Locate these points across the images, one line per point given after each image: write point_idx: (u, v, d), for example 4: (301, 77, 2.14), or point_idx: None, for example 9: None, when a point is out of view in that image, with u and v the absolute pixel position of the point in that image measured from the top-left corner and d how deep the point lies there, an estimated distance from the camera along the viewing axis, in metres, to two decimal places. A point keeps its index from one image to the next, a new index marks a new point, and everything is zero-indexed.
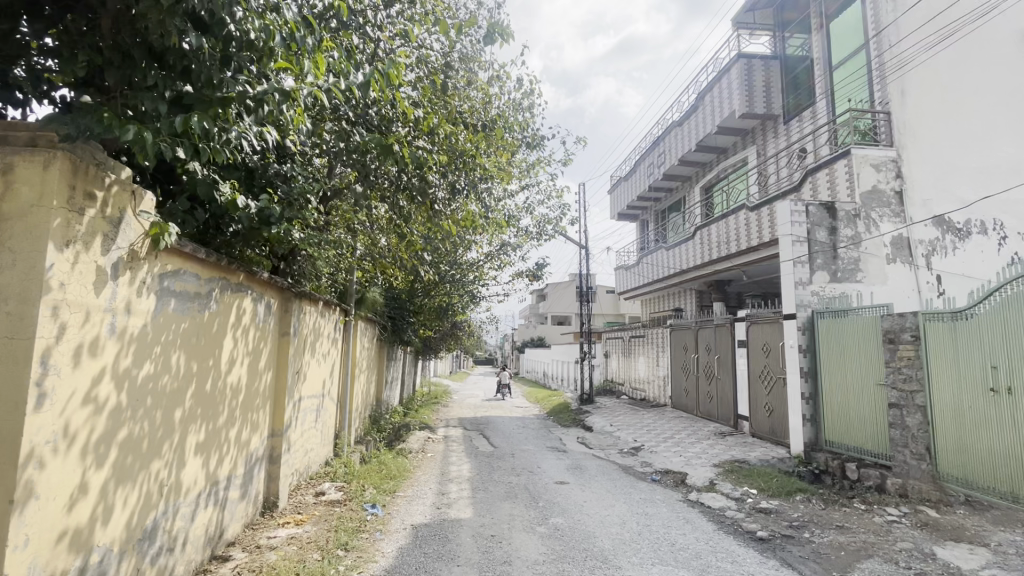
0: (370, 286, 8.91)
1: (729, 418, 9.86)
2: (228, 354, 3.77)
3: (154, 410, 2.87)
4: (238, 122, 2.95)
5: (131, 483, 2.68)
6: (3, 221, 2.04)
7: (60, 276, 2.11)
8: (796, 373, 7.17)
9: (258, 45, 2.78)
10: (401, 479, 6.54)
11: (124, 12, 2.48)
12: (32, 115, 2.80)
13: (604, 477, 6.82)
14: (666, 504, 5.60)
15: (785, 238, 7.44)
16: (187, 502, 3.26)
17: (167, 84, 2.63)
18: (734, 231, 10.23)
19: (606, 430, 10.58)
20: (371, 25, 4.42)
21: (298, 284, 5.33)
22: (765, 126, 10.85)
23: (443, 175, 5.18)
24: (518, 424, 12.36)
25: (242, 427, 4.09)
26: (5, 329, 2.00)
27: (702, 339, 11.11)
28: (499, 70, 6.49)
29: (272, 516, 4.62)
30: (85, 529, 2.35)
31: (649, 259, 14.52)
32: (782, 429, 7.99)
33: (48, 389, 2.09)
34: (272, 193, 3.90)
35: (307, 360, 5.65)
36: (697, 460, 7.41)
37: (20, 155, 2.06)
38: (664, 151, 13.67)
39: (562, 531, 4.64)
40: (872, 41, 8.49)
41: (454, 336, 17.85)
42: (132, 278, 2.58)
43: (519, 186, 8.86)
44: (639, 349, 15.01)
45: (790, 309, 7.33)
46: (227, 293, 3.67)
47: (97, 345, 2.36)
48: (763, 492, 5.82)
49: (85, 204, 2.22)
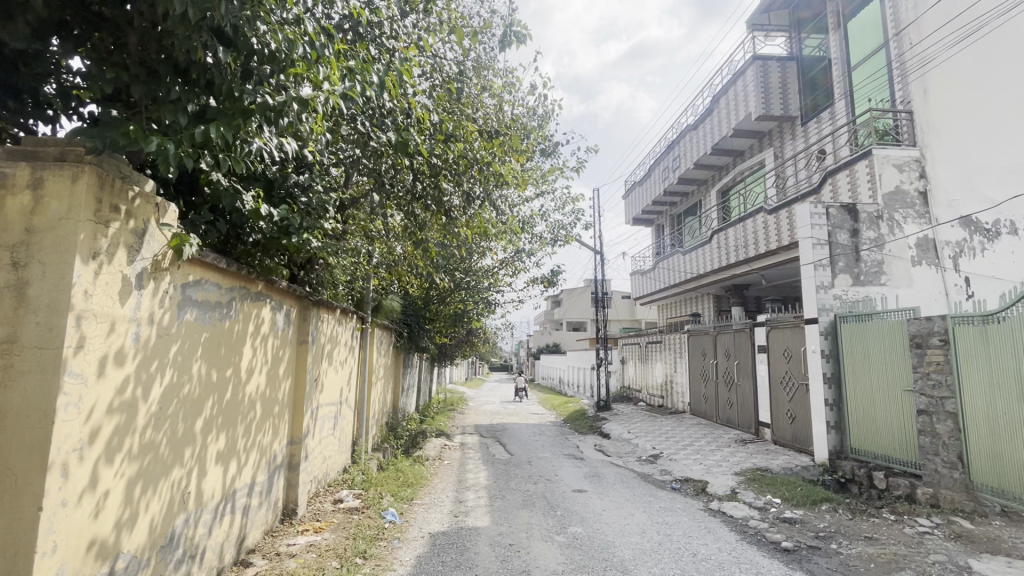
0: (386, 294, 8.98)
1: (750, 424, 9.67)
2: (248, 363, 3.81)
3: (174, 421, 2.89)
4: (258, 133, 3.03)
5: (153, 489, 2.72)
6: (32, 234, 2.09)
7: (86, 288, 2.15)
8: (819, 379, 7.00)
9: (280, 57, 2.86)
10: (418, 486, 6.53)
11: (150, 30, 2.58)
12: (61, 131, 2.89)
13: (623, 486, 6.71)
14: (687, 513, 5.49)
15: (805, 241, 7.30)
16: (208, 509, 3.30)
17: (191, 98, 2.66)
18: (753, 235, 10.08)
19: (624, 438, 10.45)
20: (388, 36, 4.49)
21: (315, 292, 5.38)
22: (782, 128, 10.71)
23: (458, 184, 5.21)
24: (535, 432, 12.28)
25: (261, 436, 4.13)
26: (36, 339, 2.05)
27: (722, 345, 10.94)
28: (512, 77, 6.52)
29: (291, 523, 4.65)
30: (110, 536, 2.38)
31: (665, 264, 14.40)
32: (804, 436, 7.79)
33: (75, 397, 2.13)
34: (292, 204, 3.93)
35: (324, 368, 5.70)
36: (718, 468, 7.27)
37: (49, 170, 2.12)
38: (679, 155, 13.57)
39: (582, 540, 4.59)
40: (891, 41, 8.34)
41: (469, 343, 17.85)
42: (155, 288, 2.63)
43: (534, 194, 8.89)
44: (656, 355, 14.84)
45: (812, 314, 7.18)
46: (246, 302, 3.72)
47: (121, 354, 2.40)
48: (788, 501, 5.67)
49: (110, 216, 2.27)
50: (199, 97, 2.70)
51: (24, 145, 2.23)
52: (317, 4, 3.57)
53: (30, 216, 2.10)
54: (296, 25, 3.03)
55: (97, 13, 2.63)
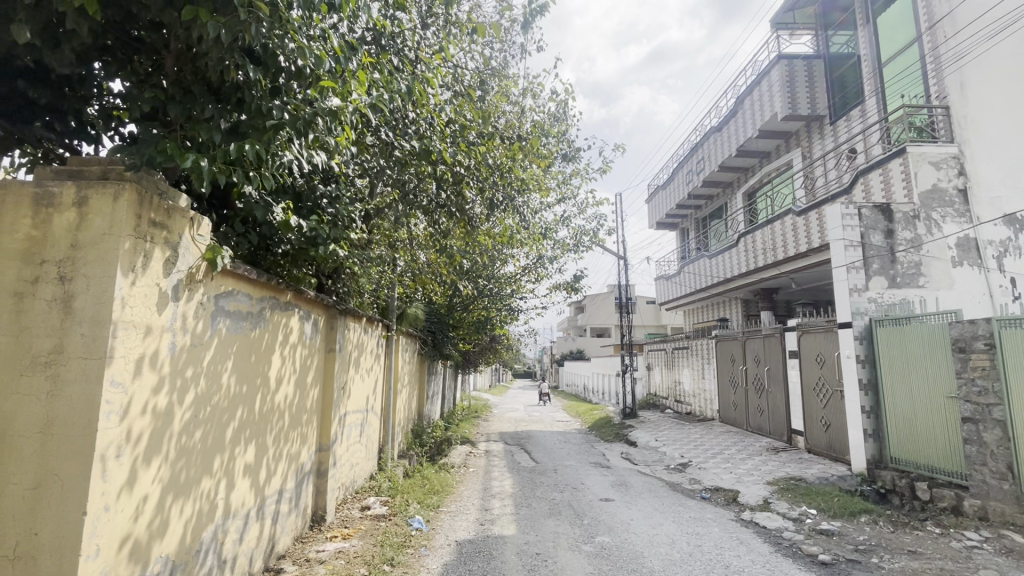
0: (411, 302, 9.10)
1: (782, 432, 9.39)
2: (277, 372, 3.90)
3: (205, 429, 2.97)
4: (289, 147, 3.11)
5: (185, 496, 2.78)
6: (77, 249, 2.19)
7: (127, 298, 2.25)
8: (854, 385, 6.77)
9: (307, 74, 2.93)
10: (444, 494, 6.54)
11: (185, 52, 2.71)
12: (104, 149, 3.09)
13: (651, 495, 6.60)
14: (718, 524, 5.36)
15: (837, 243, 7.11)
16: (237, 517, 3.36)
17: (223, 115, 2.75)
18: (781, 237, 9.85)
19: (651, 445, 10.28)
20: (410, 47, 4.58)
21: (342, 301, 5.48)
22: (810, 127, 10.46)
23: (481, 192, 5.26)
24: (561, 439, 12.17)
25: (290, 443, 4.21)
26: (81, 350, 2.15)
27: (751, 350, 10.69)
28: (533, 83, 6.53)
29: (320, 530, 4.72)
30: (144, 542, 2.45)
31: (690, 268, 14.18)
32: (840, 445, 7.52)
33: (115, 405, 2.21)
34: (320, 215, 4.00)
35: (351, 376, 5.79)
36: (750, 477, 7.08)
37: (92, 188, 2.21)
38: (703, 158, 13.39)
39: (610, 550, 4.52)
40: (925, 35, 8.06)
41: (492, 350, 17.91)
42: (190, 298, 2.72)
43: (557, 199, 8.88)
44: (683, 361, 14.58)
45: (845, 318, 6.96)
46: (276, 311, 3.82)
47: (157, 362, 2.48)
48: (824, 513, 5.48)
49: (149, 230, 2.36)
50: (231, 114, 2.81)
51: (70, 165, 2.35)
52: (342, 20, 3.67)
53: (76, 232, 2.20)
54: (323, 41, 3.11)
55: (136, 36, 2.73)
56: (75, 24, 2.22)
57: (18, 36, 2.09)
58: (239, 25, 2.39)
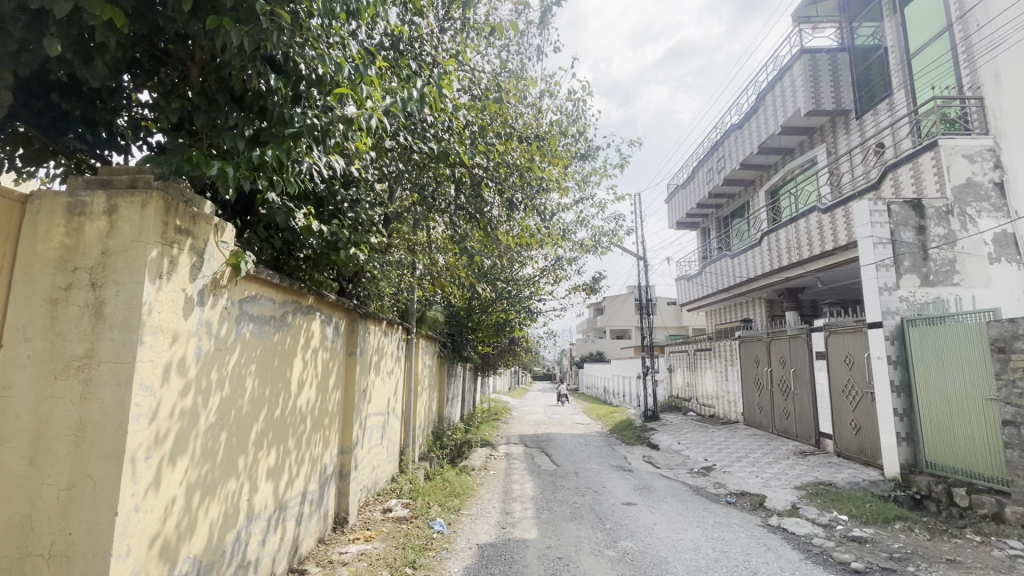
0: (430, 305, 9.15)
1: (809, 435, 9.15)
2: (299, 375, 3.94)
3: (230, 432, 3.02)
4: (309, 154, 3.13)
5: (211, 497, 2.83)
6: (107, 256, 2.24)
7: (154, 304, 2.30)
8: (886, 387, 6.56)
9: (326, 80, 2.96)
10: (465, 497, 6.54)
11: (209, 62, 2.77)
12: (132, 159, 3.20)
13: (675, 499, 6.48)
14: (744, 529, 5.24)
15: (864, 240, 6.90)
16: (261, 519, 3.41)
17: (246, 123, 2.81)
18: (806, 235, 9.62)
19: (674, 449, 10.11)
20: (427, 51, 4.62)
21: (363, 304, 5.53)
22: (836, 122, 10.21)
23: (499, 192, 5.26)
24: (582, 442, 12.07)
25: (313, 445, 4.26)
26: (111, 354, 2.20)
27: (776, 351, 10.45)
28: (550, 82, 6.50)
29: (343, 532, 4.76)
30: (173, 541, 2.51)
31: (712, 268, 13.95)
32: (871, 448, 7.29)
33: (143, 408, 2.25)
34: (341, 220, 4.03)
35: (372, 379, 5.84)
36: (777, 481, 6.90)
37: (122, 198, 2.27)
38: (724, 156, 13.17)
39: (633, 555, 4.45)
40: (956, 24, 7.78)
41: (512, 353, 17.91)
42: (214, 303, 2.78)
43: (575, 199, 8.82)
44: (705, 362, 14.33)
45: (875, 317, 6.75)
46: (298, 315, 3.88)
47: (184, 366, 2.54)
48: (856, 519, 5.30)
49: (175, 237, 2.42)
50: (254, 122, 2.84)
51: (100, 174, 2.42)
52: (361, 27, 3.71)
53: (105, 240, 2.25)
54: (342, 48, 3.15)
55: (163, 49, 2.80)
56: (105, 38, 2.27)
57: (49, 49, 2.09)
58: (261, 33, 2.41)
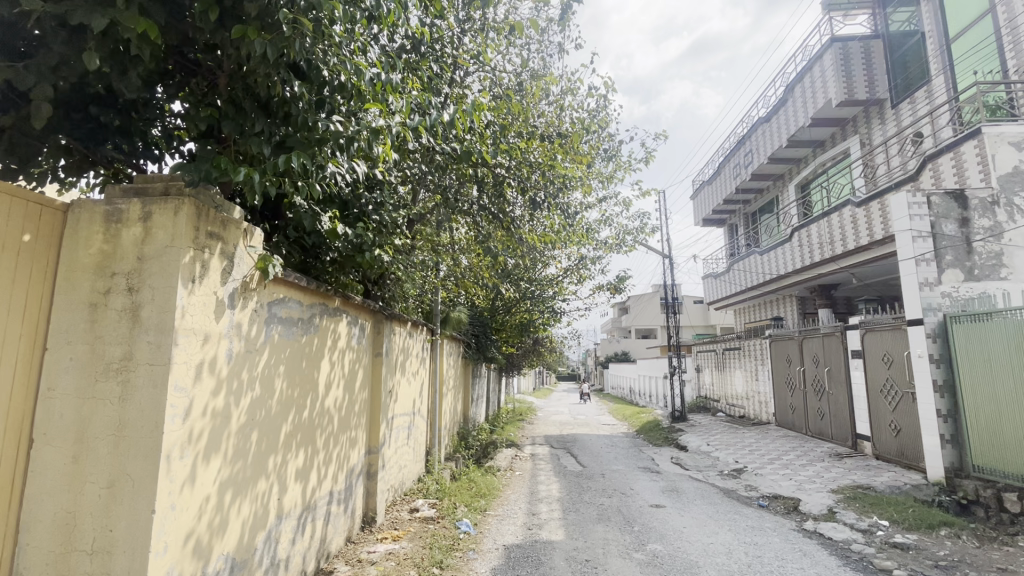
0: (454, 306, 9.21)
1: (845, 437, 8.84)
2: (326, 376, 4.01)
3: (261, 432, 3.08)
4: (332, 159, 3.16)
5: (243, 496, 2.90)
6: (143, 261, 2.31)
7: (187, 307, 2.36)
8: (928, 387, 6.29)
9: (349, 87, 3.00)
10: (491, 497, 6.54)
11: (237, 71, 2.83)
12: (166, 167, 3.31)
13: (704, 502, 6.35)
14: (778, 533, 5.09)
15: (903, 234, 6.65)
16: (291, 518, 3.47)
17: (272, 129, 2.85)
18: (839, 230, 9.31)
19: (702, 450, 9.91)
20: (449, 53, 4.65)
21: (388, 306, 5.59)
22: (869, 112, 9.85)
23: (522, 190, 5.24)
24: (608, 443, 11.94)
25: (340, 446, 4.32)
26: (148, 356, 2.27)
27: (809, 350, 10.14)
28: (571, 79, 6.46)
29: (371, 531, 4.82)
30: (206, 539, 2.56)
31: (740, 265, 13.64)
32: (912, 450, 7.00)
33: (178, 409, 2.32)
34: (365, 222, 4.07)
35: (398, 379, 5.90)
36: (811, 484, 6.70)
37: (156, 205, 2.34)
38: (752, 150, 12.87)
39: (662, 558, 4.37)
40: (1000, 5, 7.39)
41: (536, 353, 17.90)
42: (245, 305, 2.85)
43: (598, 198, 8.75)
44: (734, 362, 14.01)
45: (915, 314, 6.48)
46: (325, 317, 3.94)
47: (215, 366, 2.60)
48: (898, 524, 5.08)
49: (206, 241, 2.49)
50: (280, 129, 2.90)
51: (136, 182, 2.48)
52: (382, 31, 3.77)
53: (141, 246, 2.32)
54: (364, 53, 3.18)
55: (193, 60, 2.88)
56: (139, 49, 2.33)
57: (89, 63, 2.15)
58: (283, 41, 2.46)
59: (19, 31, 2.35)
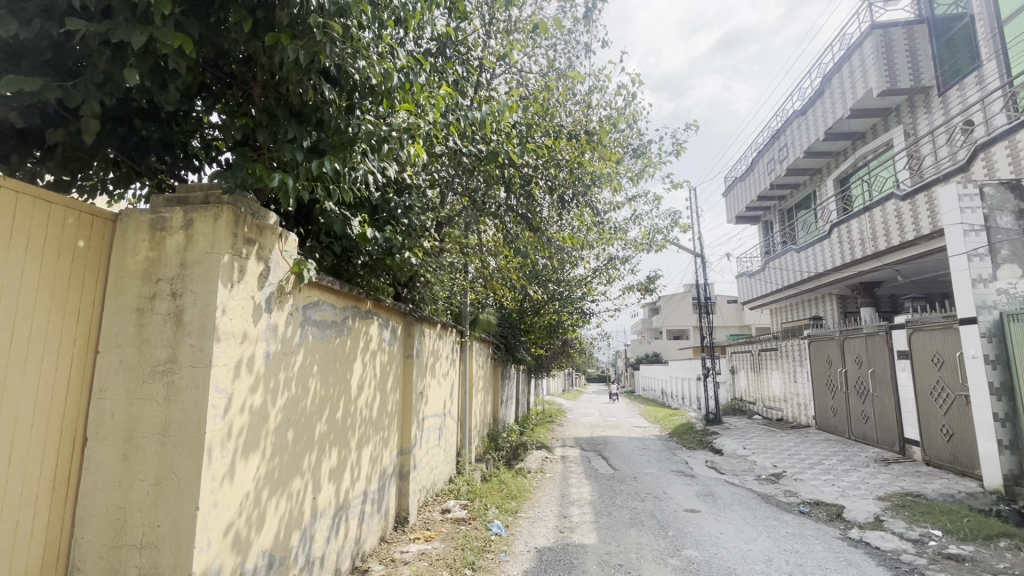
0: (483, 308, 9.26)
1: (892, 442, 8.43)
2: (359, 377, 4.08)
3: (296, 432, 3.15)
4: (363, 161, 3.20)
5: (279, 493, 2.97)
6: (186, 267, 2.41)
7: (226, 310, 2.44)
8: (984, 390, 5.94)
9: (378, 89, 3.04)
10: (522, 499, 6.52)
11: (270, 80, 2.91)
12: (205, 178, 3.44)
13: (742, 507, 6.16)
14: (821, 541, 4.89)
15: (952, 228, 6.30)
16: (325, 517, 3.54)
17: (304, 135, 2.91)
18: (883, 225, 8.91)
19: (739, 454, 9.64)
20: (474, 55, 4.69)
21: (417, 308, 5.65)
22: (914, 101, 9.38)
23: (551, 188, 5.21)
24: (640, 446, 11.75)
25: (373, 446, 4.39)
26: (190, 358, 2.35)
27: (851, 350, 9.74)
28: (599, 77, 6.41)
29: (404, 531, 4.88)
30: (245, 533, 2.64)
31: (776, 263, 13.23)
32: (966, 456, 6.61)
33: (218, 408, 2.39)
34: (395, 225, 4.12)
35: (428, 381, 5.97)
36: (856, 491, 6.41)
37: (197, 212, 2.42)
38: (787, 145, 12.47)
39: (698, 564, 4.26)
40: None
41: (565, 354, 17.81)
42: (281, 308, 2.93)
43: (627, 197, 8.62)
44: (771, 364, 13.58)
45: (968, 312, 6.13)
46: (358, 319, 4.02)
47: (253, 366, 2.68)
48: (952, 535, 4.81)
49: (244, 247, 2.57)
50: (311, 134, 2.96)
51: (178, 191, 2.58)
52: (408, 36, 3.80)
53: (183, 253, 2.41)
54: (393, 56, 3.22)
55: (229, 72, 2.98)
56: (177, 63, 2.42)
57: (128, 78, 2.24)
58: (315, 46, 2.52)
59: (67, 50, 2.48)
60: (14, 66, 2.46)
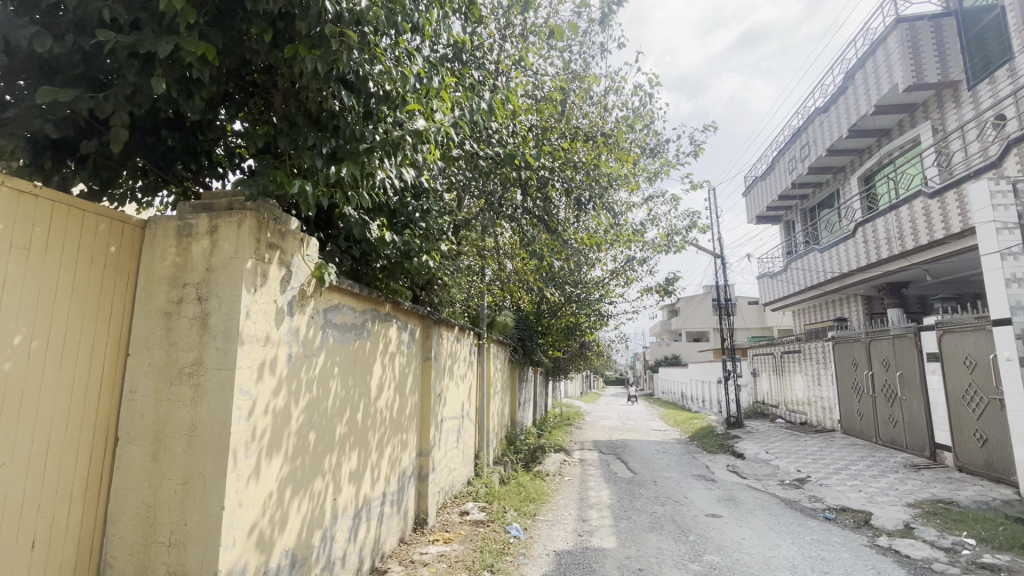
0: (500, 311, 9.28)
1: (922, 446, 8.19)
2: (378, 379, 4.12)
3: (317, 432, 3.20)
4: (381, 166, 3.25)
5: (301, 493, 3.02)
6: (211, 272, 2.47)
7: (249, 313, 2.49)
8: (1019, 394, 5.72)
9: (393, 95, 3.07)
10: (540, 502, 6.50)
11: (290, 88, 2.96)
12: (228, 184, 3.54)
13: (765, 513, 6.04)
14: (848, 549, 4.76)
15: (985, 226, 6.09)
16: (346, 517, 3.59)
17: (323, 142, 2.97)
18: (910, 224, 8.67)
19: (761, 458, 9.46)
20: (489, 59, 4.71)
21: (435, 311, 5.70)
22: (943, 96, 9.12)
23: (567, 189, 5.19)
24: (659, 450, 11.60)
25: (392, 447, 4.43)
26: (216, 361, 2.41)
27: (878, 352, 9.49)
28: (614, 78, 6.38)
29: (423, 532, 4.91)
30: (268, 532, 2.69)
31: (799, 264, 12.97)
32: (1001, 462, 6.38)
33: (242, 409, 2.45)
34: (413, 229, 4.15)
35: (446, 384, 6.00)
36: (884, 497, 6.23)
37: (221, 218, 2.48)
38: (810, 142, 12.23)
39: (720, 570, 4.19)
40: None
41: (582, 356, 17.72)
42: (303, 311, 2.99)
43: (644, 197, 8.56)
44: (794, 366, 13.29)
45: (1003, 313, 5.92)
46: (377, 322, 4.07)
47: (275, 369, 2.73)
48: (986, 544, 4.64)
49: (267, 251, 2.63)
50: (330, 141, 3.01)
51: (203, 198, 2.65)
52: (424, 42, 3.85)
53: (209, 258, 2.47)
54: (408, 60, 3.24)
55: (250, 81, 3.04)
56: (201, 73, 2.48)
57: (156, 88, 2.31)
58: (332, 56, 2.56)
59: (97, 63, 2.57)
60: (50, 79, 2.55)
